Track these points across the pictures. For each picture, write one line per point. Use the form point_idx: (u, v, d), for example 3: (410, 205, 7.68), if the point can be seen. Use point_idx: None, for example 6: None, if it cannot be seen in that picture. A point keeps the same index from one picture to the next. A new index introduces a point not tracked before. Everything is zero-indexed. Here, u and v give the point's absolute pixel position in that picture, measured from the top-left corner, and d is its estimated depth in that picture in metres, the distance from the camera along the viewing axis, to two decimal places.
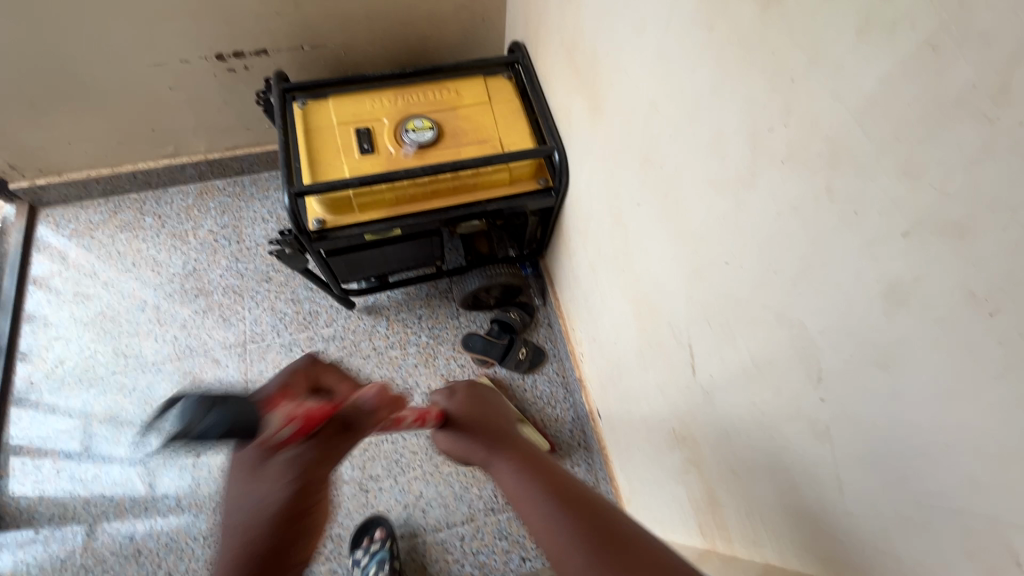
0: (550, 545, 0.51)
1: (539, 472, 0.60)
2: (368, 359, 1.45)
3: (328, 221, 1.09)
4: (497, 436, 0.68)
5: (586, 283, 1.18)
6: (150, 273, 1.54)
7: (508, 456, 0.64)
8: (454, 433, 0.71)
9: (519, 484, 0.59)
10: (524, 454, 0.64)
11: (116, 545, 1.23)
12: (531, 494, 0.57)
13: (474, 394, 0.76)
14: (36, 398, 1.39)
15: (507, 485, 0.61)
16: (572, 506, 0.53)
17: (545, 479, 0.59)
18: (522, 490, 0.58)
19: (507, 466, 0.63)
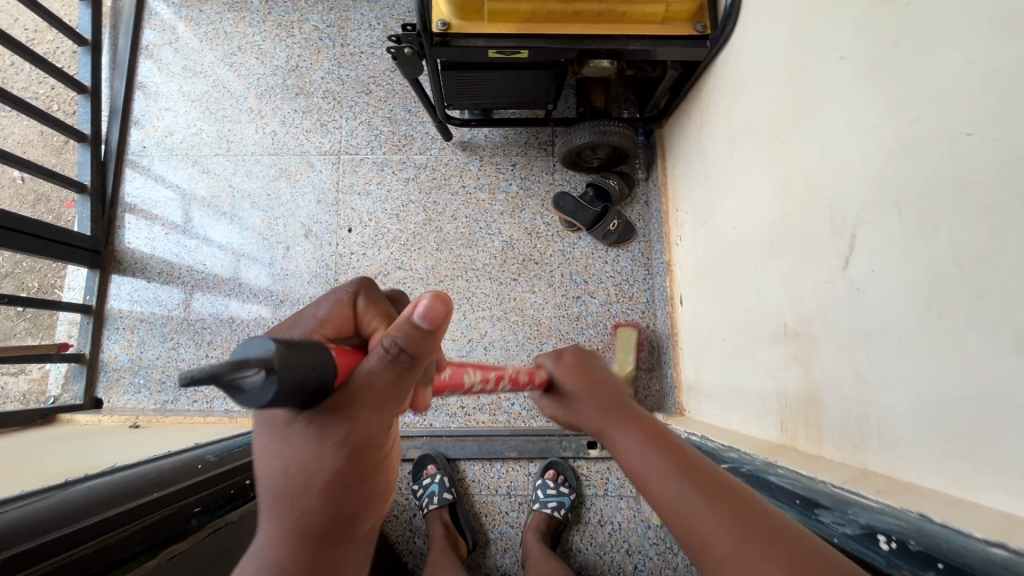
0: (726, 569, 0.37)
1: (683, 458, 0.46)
2: (456, 196, 1.42)
3: (453, 25, 0.97)
4: (616, 401, 0.55)
5: (713, 158, 1.05)
6: (254, 61, 1.50)
7: (628, 426, 0.51)
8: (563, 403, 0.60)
9: (647, 465, 0.47)
10: (652, 429, 0.50)
11: (214, 309, 1.36)
12: (677, 486, 0.44)
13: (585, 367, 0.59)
14: (148, 163, 1.45)
15: (637, 468, 0.48)
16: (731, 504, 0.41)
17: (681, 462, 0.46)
18: (661, 480, 0.45)
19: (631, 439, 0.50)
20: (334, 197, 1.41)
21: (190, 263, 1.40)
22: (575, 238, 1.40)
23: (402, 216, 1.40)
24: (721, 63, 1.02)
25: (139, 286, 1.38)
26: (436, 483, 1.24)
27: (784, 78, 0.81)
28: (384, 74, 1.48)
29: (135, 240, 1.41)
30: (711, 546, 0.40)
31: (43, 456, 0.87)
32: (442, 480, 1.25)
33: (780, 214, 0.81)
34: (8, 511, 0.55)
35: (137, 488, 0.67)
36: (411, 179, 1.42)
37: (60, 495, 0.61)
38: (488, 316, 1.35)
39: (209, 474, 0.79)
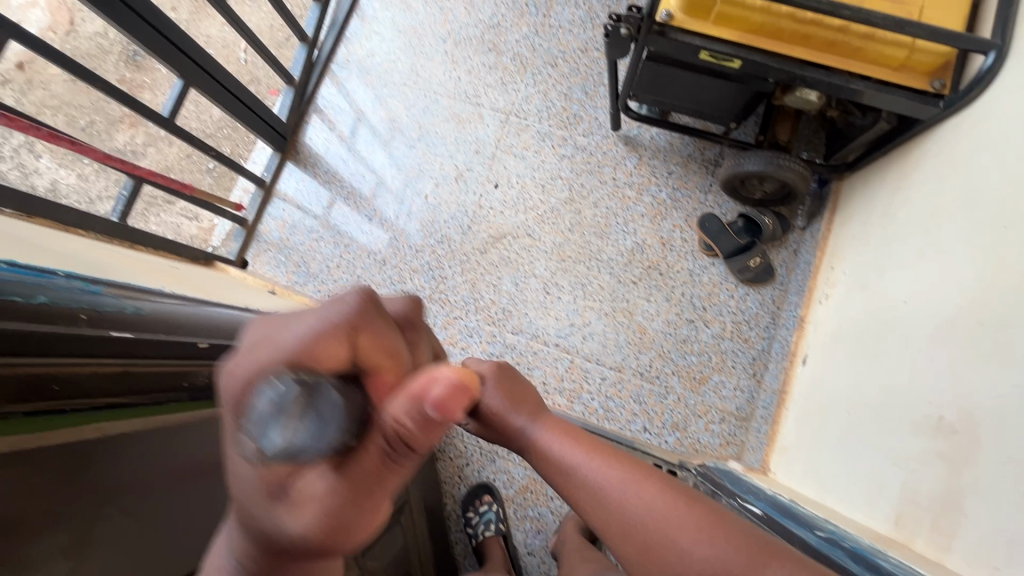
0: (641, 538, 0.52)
1: (592, 447, 0.61)
2: (605, 186, 1.42)
3: (675, 18, 0.97)
4: (536, 411, 0.68)
5: (900, 226, 0.97)
6: (462, 11, 1.56)
7: (548, 422, 0.67)
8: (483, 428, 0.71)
9: (551, 438, 0.64)
10: (598, 445, 0.62)
11: (358, 219, 1.47)
12: (577, 465, 0.60)
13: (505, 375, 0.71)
14: (344, 75, 1.58)
15: (545, 455, 0.63)
16: (628, 474, 0.57)
17: (584, 445, 0.62)
18: (569, 466, 0.60)
19: (553, 441, 0.64)
20: (491, 152, 1.47)
21: (349, 173, 1.51)
22: (708, 263, 1.35)
23: (547, 188, 1.43)
24: (952, 129, 0.91)
25: (304, 178, 1.52)
26: (493, 512, 1.25)
27: None
28: (574, 52, 1.50)
29: (315, 137, 1.54)
30: (630, 524, 0.53)
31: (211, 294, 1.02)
32: (498, 510, 1.26)
33: (980, 302, 0.72)
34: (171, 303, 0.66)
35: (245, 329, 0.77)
36: (566, 157, 1.45)
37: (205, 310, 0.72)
38: (596, 308, 1.35)
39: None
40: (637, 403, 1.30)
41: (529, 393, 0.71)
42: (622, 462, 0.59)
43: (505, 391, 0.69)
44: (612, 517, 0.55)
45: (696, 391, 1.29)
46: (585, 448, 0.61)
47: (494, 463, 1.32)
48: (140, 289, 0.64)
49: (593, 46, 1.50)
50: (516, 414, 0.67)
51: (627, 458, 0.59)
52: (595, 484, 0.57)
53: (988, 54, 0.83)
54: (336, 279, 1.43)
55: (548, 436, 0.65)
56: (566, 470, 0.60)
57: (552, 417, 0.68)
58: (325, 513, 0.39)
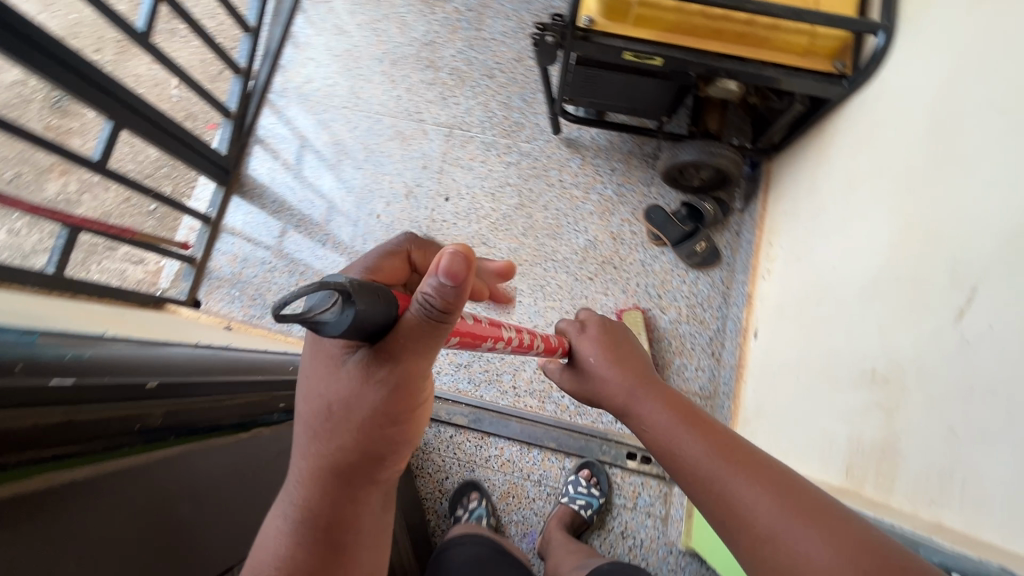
0: (756, 539, 0.50)
1: (699, 428, 0.60)
2: (552, 188, 1.46)
3: (597, 23, 1.02)
4: (643, 380, 0.68)
5: (823, 199, 1.04)
6: (396, 30, 1.58)
7: (656, 402, 0.65)
8: (572, 374, 0.77)
9: (671, 425, 0.61)
10: (725, 441, 0.57)
11: (311, 245, 1.45)
12: (701, 455, 0.57)
13: (607, 332, 0.75)
14: (284, 104, 1.58)
15: (658, 435, 0.62)
16: (760, 478, 0.52)
17: (706, 433, 0.59)
18: (689, 453, 0.58)
19: (661, 419, 0.63)
20: (439, 166, 1.49)
21: (299, 199, 1.50)
22: (658, 252, 1.40)
23: (497, 196, 1.46)
24: (856, 104, 0.99)
25: (252, 210, 1.50)
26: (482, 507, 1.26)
27: (925, 128, 0.79)
28: (509, 62, 1.54)
29: (259, 168, 1.53)
30: (748, 522, 0.51)
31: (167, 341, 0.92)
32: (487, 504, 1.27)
33: (896, 260, 0.78)
34: (119, 346, 0.59)
35: (210, 365, 0.70)
36: (513, 164, 1.48)
37: (157, 349, 0.64)
38: (558, 307, 1.38)
39: (274, 375, 0.84)
40: None
41: (638, 360, 0.72)
42: (737, 449, 0.56)
43: (602, 347, 0.73)
44: (724, 504, 0.53)
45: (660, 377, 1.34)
46: (690, 431, 0.60)
47: (474, 473, 1.32)
48: (80, 337, 0.57)
49: (526, 55, 1.54)
50: (624, 373, 0.70)
51: (738, 447, 0.56)
52: (717, 482, 0.54)
53: (878, 35, 0.91)
54: None
55: (663, 418, 0.63)
56: (668, 444, 0.60)
57: (656, 385, 0.68)
58: (372, 392, 0.50)
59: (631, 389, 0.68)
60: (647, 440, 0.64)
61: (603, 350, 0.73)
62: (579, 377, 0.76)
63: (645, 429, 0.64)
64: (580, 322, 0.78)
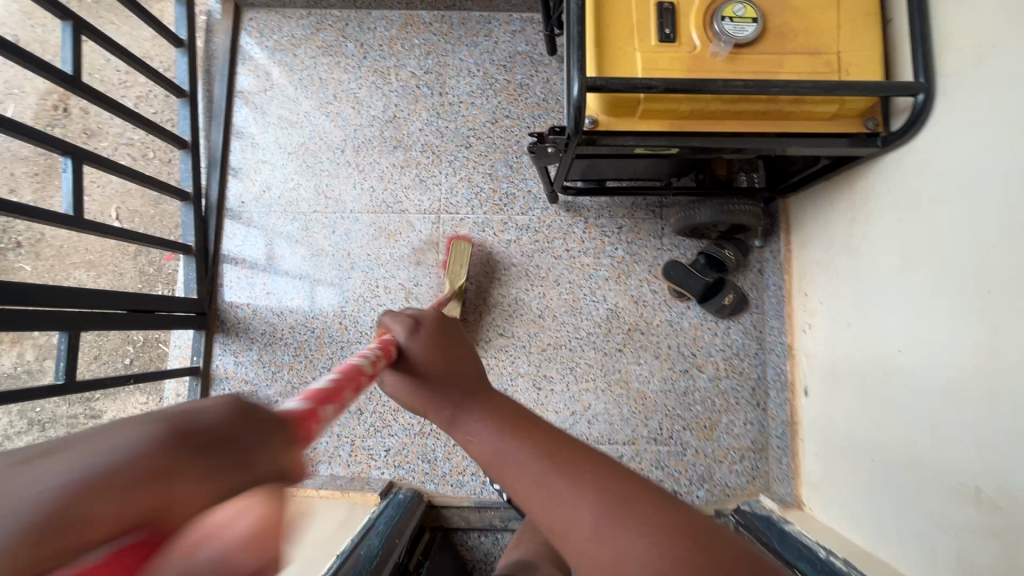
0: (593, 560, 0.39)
1: (527, 434, 0.49)
2: (560, 260, 1.36)
3: (600, 122, 0.89)
4: (471, 390, 0.58)
5: (869, 264, 0.97)
6: (350, 111, 1.41)
7: (478, 412, 0.54)
8: (405, 381, 0.62)
9: (491, 438, 0.51)
10: (552, 443, 0.48)
11: (317, 373, 1.34)
12: (527, 462, 0.46)
13: (439, 334, 0.66)
14: (246, 217, 1.41)
15: (483, 449, 0.51)
16: (590, 480, 0.43)
17: (527, 439, 0.49)
18: (515, 462, 0.47)
19: (482, 434, 0.51)
20: (434, 258, 1.36)
21: (292, 323, 1.36)
22: (683, 308, 1.33)
23: (504, 280, 1.35)
24: (894, 164, 0.91)
25: (242, 346, 1.36)
26: None
27: (992, 216, 0.72)
28: (484, 126, 1.39)
29: (237, 298, 1.38)
30: (580, 530, 0.41)
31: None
32: None
33: (988, 370, 0.72)
34: None
35: None
36: (513, 241, 1.36)
37: None
38: (592, 388, 1.32)
39: None
40: (660, 467, 1.29)
41: (466, 367, 0.62)
42: (571, 454, 0.46)
43: (437, 351, 0.63)
44: (549, 514, 0.43)
45: (710, 439, 1.29)
46: (517, 440, 0.49)
47: None
48: None
49: (501, 114, 1.39)
50: (445, 385, 0.59)
51: (554, 440, 0.48)
52: (551, 491, 0.43)
53: (916, 96, 0.82)
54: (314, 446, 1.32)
55: (486, 431, 0.51)
56: (494, 458, 0.49)
57: (489, 394, 0.57)
58: None
59: (465, 395, 0.57)
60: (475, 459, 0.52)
61: (435, 354, 0.63)
62: (403, 386, 0.62)
63: (470, 447, 0.52)
64: (412, 318, 0.68)
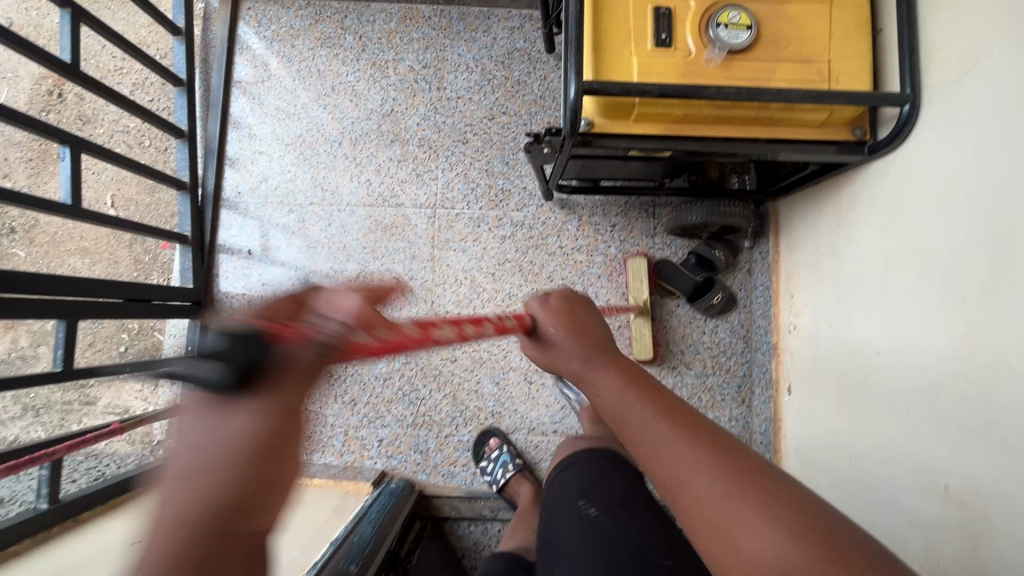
0: (716, 538, 0.39)
1: (655, 398, 0.49)
2: (554, 257, 1.37)
3: (596, 124, 0.90)
4: (598, 348, 0.57)
5: (853, 268, 1.00)
6: (348, 104, 1.41)
7: (609, 372, 0.53)
8: (536, 335, 0.62)
9: (621, 393, 0.51)
10: (685, 416, 0.47)
11: None
12: (654, 424, 0.47)
13: (569, 301, 0.63)
14: (243, 208, 1.42)
15: (611, 404, 0.51)
16: (722, 457, 0.42)
17: (659, 404, 0.48)
18: (643, 424, 0.47)
19: (611, 389, 0.52)
20: (429, 253, 1.38)
21: None
22: (673, 306, 1.36)
23: (498, 275, 1.37)
24: (879, 172, 0.93)
25: None
26: (506, 453, 1.29)
27: (969, 226, 0.75)
28: (481, 122, 1.40)
29: (233, 288, 1.39)
30: (702, 504, 0.41)
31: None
32: (510, 449, 1.30)
33: (962, 374, 0.75)
34: None
35: None
36: (507, 237, 1.38)
37: None
38: None
39: None
40: None
41: (597, 328, 0.60)
42: (695, 426, 0.46)
43: (560, 316, 0.60)
44: (666, 471, 0.44)
45: None
46: (641, 402, 0.49)
47: None
48: None
49: (498, 111, 1.40)
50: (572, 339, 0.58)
51: (688, 414, 0.47)
52: (676, 456, 0.44)
53: (903, 106, 0.85)
54: (308, 436, 1.34)
55: (616, 386, 0.52)
56: (621, 414, 0.50)
57: (617, 354, 0.56)
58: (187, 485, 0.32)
59: (587, 356, 0.56)
60: (603, 411, 0.54)
61: (560, 319, 0.60)
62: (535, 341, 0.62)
63: (597, 399, 0.54)
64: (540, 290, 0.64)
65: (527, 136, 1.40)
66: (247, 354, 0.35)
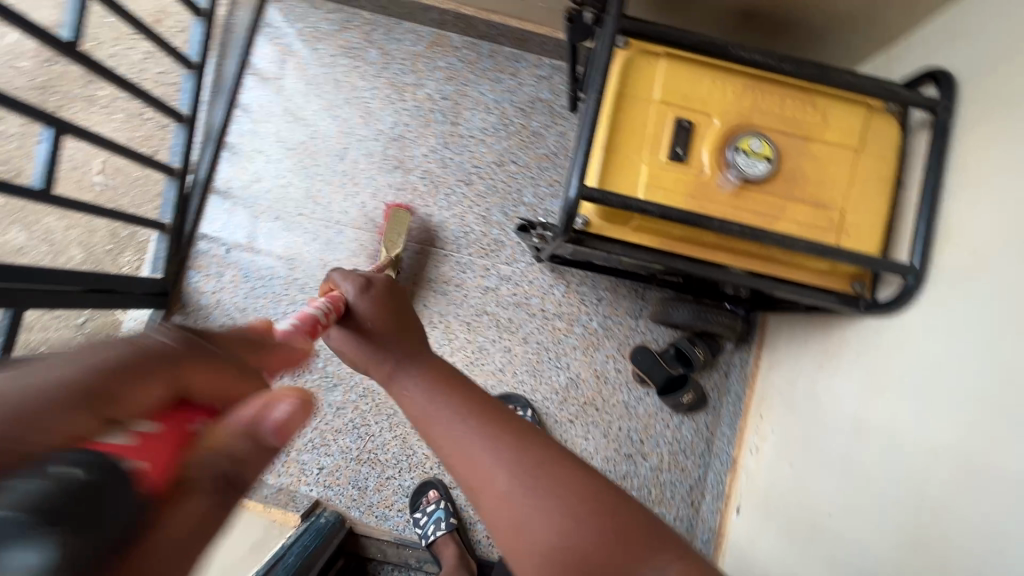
0: (500, 512, 0.50)
1: (454, 395, 0.59)
2: (533, 319, 1.34)
3: (592, 224, 0.86)
4: (407, 349, 0.66)
5: (827, 416, 0.97)
6: (359, 120, 1.38)
7: (418, 373, 0.62)
8: (354, 337, 0.70)
9: (426, 394, 0.60)
10: (476, 404, 0.58)
11: None
12: (454, 418, 0.56)
13: (390, 296, 0.75)
14: (231, 202, 1.38)
15: (418, 406, 0.59)
16: (504, 439, 0.54)
17: (456, 399, 0.59)
18: (443, 416, 0.57)
19: (420, 390, 0.60)
20: (409, 289, 1.35)
21: (253, 322, 1.34)
22: (642, 393, 1.33)
23: (473, 326, 1.34)
24: (874, 330, 0.90)
25: (199, 335, 1.34)
26: (442, 510, 1.26)
27: (953, 427, 0.72)
28: (489, 166, 1.37)
29: (203, 284, 1.35)
30: (492, 484, 0.51)
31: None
32: (447, 506, 1.27)
33: (901, 571, 0.74)
34: None
35: None
36: (491, 289, 1.35)
37: None
38: None
39: None
40: None
41: (405, 331, 0.70)
42: (491, 417, 0.56)
43: (381, 312, 0.72)
44: (473, 469, 0.53)
45: None
46: (454, 404, 0.58)
47: None
48: None
49: (508, 159, 1.37)
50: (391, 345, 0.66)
51: (483, 404, 0.58)
52: (472, 447, 0.54)
53: (905, 277, 0.82)
54: None
55: (423, 388, 0.60)
56: (424, 414, 0.58)
57: (426, 356, 0.66)
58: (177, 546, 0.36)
59: (409, 352, 0.66)
60: (408, 411, 0.61)
61: (380, 312, 0.72)
62: (348, 341, 0.70)
63: (405, 402, 0.61)
64: (362, 279, 0.76)
65: (531, 190, 1.36)
66: (116, 503, 0.32)
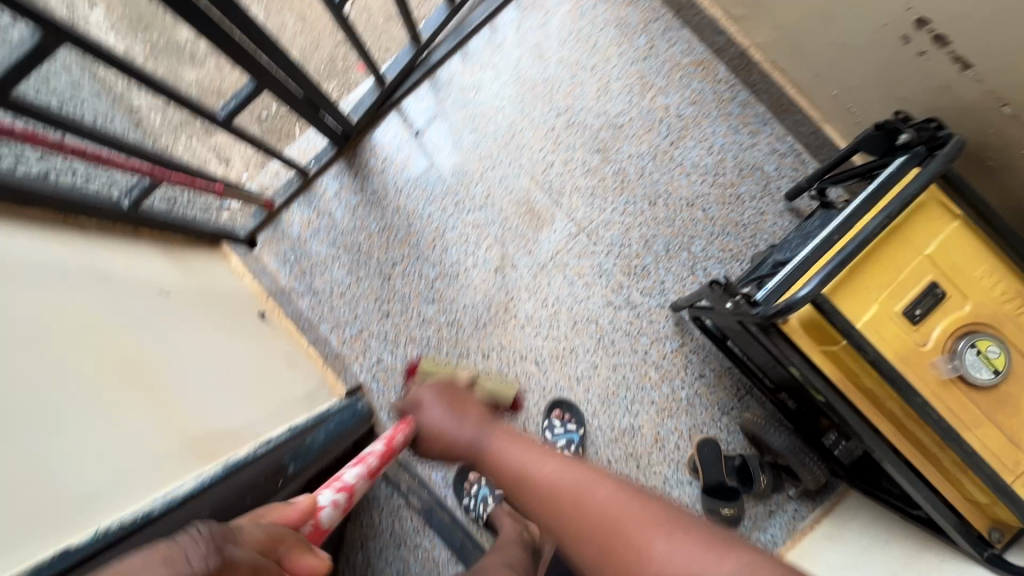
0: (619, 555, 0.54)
1: (540, 452, 0.68)
2: (633, 355, 1.32)
3: (790, 326, 0.82)
4: (483, 422, 0.77)
5: None
6: (592, 91, 1.38)
7: (498, 438, 0.73)
8: (438, 435, 0.80)
9: (513, 454, 0.69)
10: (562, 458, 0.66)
11: (383, 258, 1.34)
12: (543, 470, 0.64)
13: (444, 390, 0.86)
14: (443, 95, 1.40)
15: (507, 469, 0.68)
16: (604, 481, 0.60)
17: (540, 454, 0.67)
18: (532, 470, 0.65)
19: (504, 448, 0.70)
20: (545, 261, 1.35)
21: (399, 206, 1.37)
22: (686, 479, 1.28)
23: (578, 327, 1.33)
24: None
25: (349, 186, 1.37)
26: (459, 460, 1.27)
27: None
28: (678, 200, 1.35)
29: (381, 148, 1.39)
30: (604, 525, 0.56)
31: (181, 389, 0.80)
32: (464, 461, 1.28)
33: None
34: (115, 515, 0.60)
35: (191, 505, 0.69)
36: (613, 305, 1.34)
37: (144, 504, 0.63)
38: None
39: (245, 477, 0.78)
40: None
41: (474, 408, 0.81)
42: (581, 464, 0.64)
43: (446, 401, 0.83)
44: (578, 510, 0.58)
45: None
46: (536, 452, 0.68)
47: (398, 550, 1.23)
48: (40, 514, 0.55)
49: (700, 204, 1.34)
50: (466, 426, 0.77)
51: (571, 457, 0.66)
52: (569, 491, 0.60)
53: None
54: (331, 305, 1.31)
55: (508, 449, 0.70)
56: (512, 470, 0.67)
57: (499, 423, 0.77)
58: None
59: (486, 422, 0.77)
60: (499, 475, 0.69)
61: (444, 411, 0.81)
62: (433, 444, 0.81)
63: (493, 467, 0.70)
64: (416, 398, 0.87)
65: (703, 242, 1.33)
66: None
